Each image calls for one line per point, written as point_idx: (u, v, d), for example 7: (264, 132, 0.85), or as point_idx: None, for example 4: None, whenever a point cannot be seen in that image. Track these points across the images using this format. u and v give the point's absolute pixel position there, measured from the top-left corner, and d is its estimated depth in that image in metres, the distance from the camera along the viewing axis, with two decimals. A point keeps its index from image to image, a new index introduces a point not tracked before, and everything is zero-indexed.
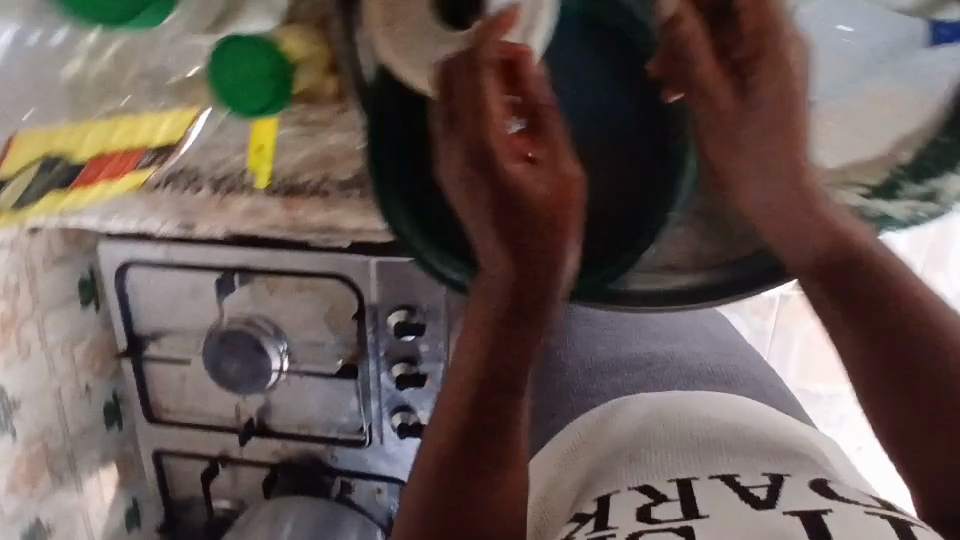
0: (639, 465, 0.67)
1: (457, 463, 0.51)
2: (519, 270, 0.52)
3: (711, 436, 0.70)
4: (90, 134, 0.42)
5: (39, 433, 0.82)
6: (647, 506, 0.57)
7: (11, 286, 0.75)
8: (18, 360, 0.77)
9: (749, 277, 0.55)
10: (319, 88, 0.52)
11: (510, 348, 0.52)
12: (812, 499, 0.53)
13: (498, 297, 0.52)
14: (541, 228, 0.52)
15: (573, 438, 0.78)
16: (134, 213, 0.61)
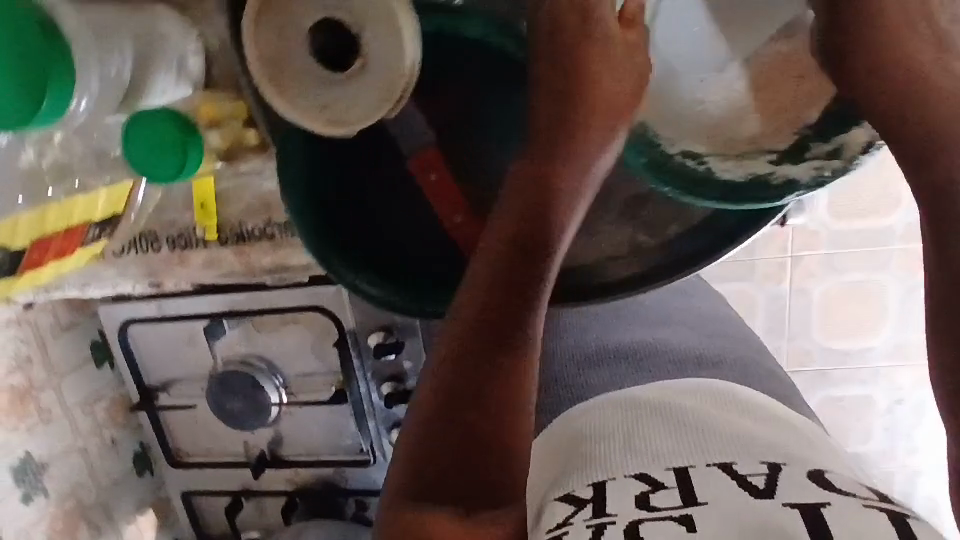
0: (654, 442, 0.54)
1: (440, 414, 0.45)
2: (527, 211, 0.48)
3: (740, 433, 0.55)
4: (22, 222, 0.46)
5: (70, 489, 0.89)
6: (643, 493, 0.47)
7: (23, 359, 0.82)
8: (40, 425, 0.84)
9: (682, 255, 0.57)
10: (242, 141, 0.56)
11: (521, 303, 0.46)
12: (807, 483, 0.45)
13: (511, 235, 0.47)
14: (549, 175, 0.49)
15: (560, 452, 0.58)
16: (106, 280, 0.65)
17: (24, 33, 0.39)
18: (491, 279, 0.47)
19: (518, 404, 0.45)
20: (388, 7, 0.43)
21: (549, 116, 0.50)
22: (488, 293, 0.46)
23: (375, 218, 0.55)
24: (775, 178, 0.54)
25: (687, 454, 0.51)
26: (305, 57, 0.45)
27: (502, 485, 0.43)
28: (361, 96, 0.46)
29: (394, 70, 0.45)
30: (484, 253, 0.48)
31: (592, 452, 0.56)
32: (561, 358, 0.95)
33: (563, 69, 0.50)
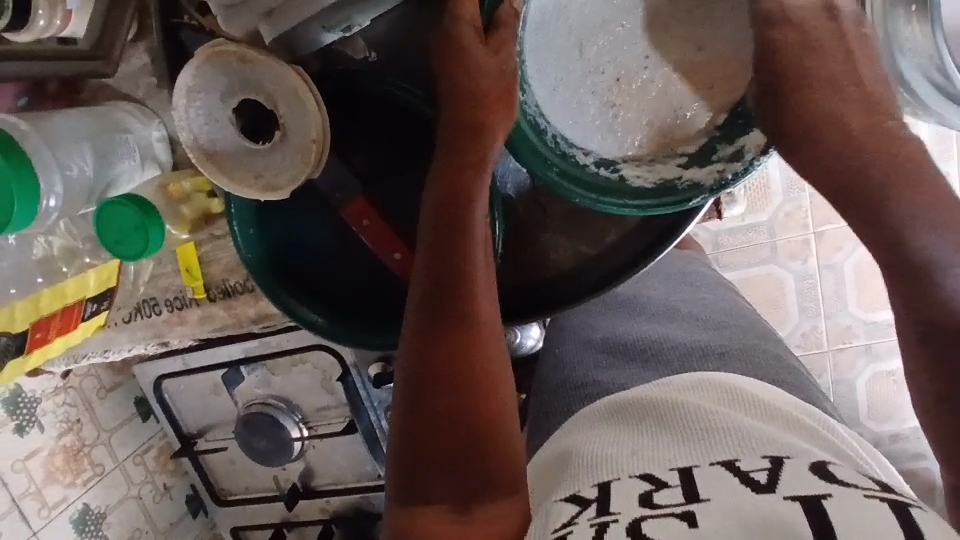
0: (653, 437, 0.49)
1: (414, 425, 0.50)
2: (449, 233, 0.52)
3: (738, 418, 0.49)
4: (18, 311, 0.55)
5: (130, 533, 0.98)
6: (649, 490, 0.42)
7: (74, 420, 0.92)
8: (95, 479, 0.94)
9: (617, 259, 0.60)
10: (211, 208, 0.63)
11: (458, 302, 0.52)
12: (812, 479, 0.39)
13: (437, 248, 0.53)
14: (462, 199, 0.53)
15: (552, 459, 0.53)
16: (121, 344, 0.73)
17: None
18: (426, 301, 0.52)
19: (481, 395, 0.51)
20: (292, 84, 0.49)
21: (454, 146, 0.53)
22: (427, 312, 0.52)
23: (319, 262, 0.59)
24: (681, 182, 0.57)
25: (691, 453, 0.46)
26: (230, 134, 0.52)
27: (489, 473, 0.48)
28: (288, 159, 0.52)
29: (309, 133, 0.51)
30: (420, 278, 0.53)
31: (592, 448, 0.50)
32: (565, 338, 0.85)
33: (465, 112, 0.52)
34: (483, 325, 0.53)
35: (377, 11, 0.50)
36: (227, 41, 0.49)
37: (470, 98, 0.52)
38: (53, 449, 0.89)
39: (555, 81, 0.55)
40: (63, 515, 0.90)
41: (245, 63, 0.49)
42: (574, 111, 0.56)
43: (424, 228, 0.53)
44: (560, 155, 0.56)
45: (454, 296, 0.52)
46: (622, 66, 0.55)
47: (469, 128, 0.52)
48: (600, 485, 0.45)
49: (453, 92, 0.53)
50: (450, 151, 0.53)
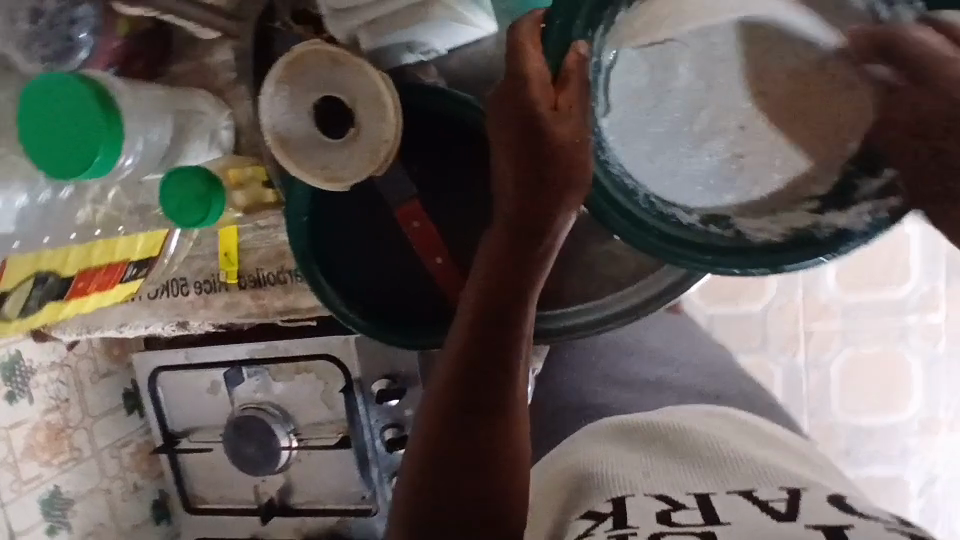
0: (662, 460, 0.51)
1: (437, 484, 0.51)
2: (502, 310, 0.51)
3: (746, 448, 0.52)
4: None
5: (92, 527, 0.94)
6: (665, 510, 0.44)
7: (62, 399, 0.91)
8: (71, 463, 0.92)
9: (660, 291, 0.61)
10: (262, 197, 0.65)
11: (497, 360, 0.51)
12: (827, 508, 0.42)
13: (484, 300, 0.51)
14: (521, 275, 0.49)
15: (556, 473, 0.55)
16: (140, 321, 0.75)
17: (93, 130, 0.50)
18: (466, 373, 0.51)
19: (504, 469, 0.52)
20: (375, 88, 0.54)
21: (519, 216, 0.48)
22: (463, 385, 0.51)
23: (358, 260, 0.61)
24: (822, 230, 0.46)
25: (704, 481, 0.47)
26: (304, 126, 0.55)
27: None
28: (355, 157, 0.56)
29: (382, 135, 0.55)
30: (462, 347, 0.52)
31: (601, 465, 0.52)
32: None
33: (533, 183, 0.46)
34: (517, 392, 0.53)
35: (454, 42, 0.57)
36: (334, 44, 0.53)
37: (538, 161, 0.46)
38: (37, 424, 0.87)
39: (647, 152, 0.48)
40: (32, 494, 0.87)
41: (336, 65, 0.53)
42: (671, 161, 0.48)
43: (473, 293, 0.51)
44: (656, 216, 0.48)
45: (491, 357, 0.51)
46: (714, 120, 0.47)
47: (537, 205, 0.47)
48: (616, 500, 0.46)
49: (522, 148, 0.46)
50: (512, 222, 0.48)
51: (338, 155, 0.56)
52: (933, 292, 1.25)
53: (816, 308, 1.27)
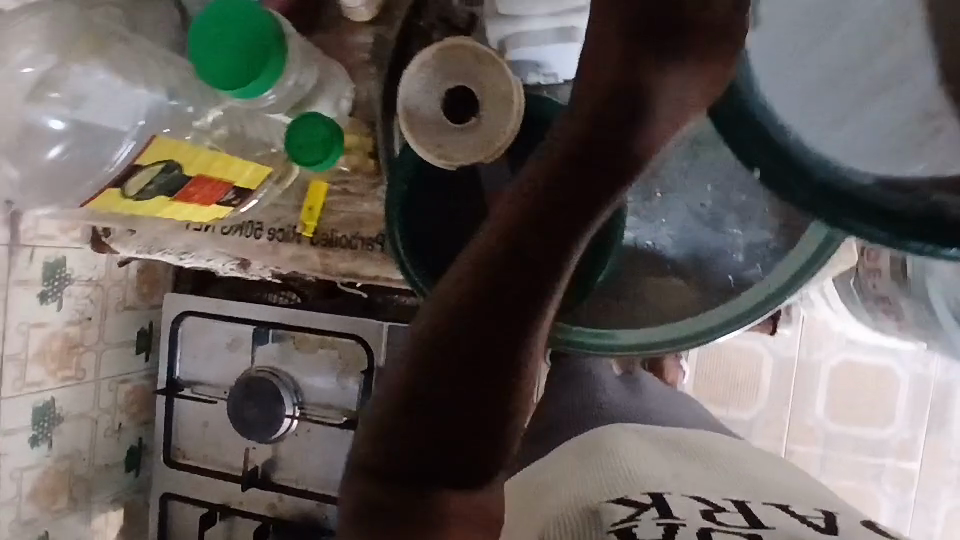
0: (682, 473, 0.58)
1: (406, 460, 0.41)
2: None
3: (743, 468, 0.61)
4: (201, 157, 0.60)
5: (69, 453, 0.92)
6: (709, 510, 0.49)
7: (85, 317, 0.92)
8: (73, 382, 0.91)
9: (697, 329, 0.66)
10: (362, 165, 0.72)
11: (530, 288, 0.40)
12: (866, 532, 0.48)
13: (528, 215, 0.41)
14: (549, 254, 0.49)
15: (578, 473, 0.60)
16: (204, 252, 0.78)
17: (264, 65, 0.56)
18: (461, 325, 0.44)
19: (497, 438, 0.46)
20: (507, 90, 0.61)
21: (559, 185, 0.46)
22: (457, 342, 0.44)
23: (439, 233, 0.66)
24: None
25: (729, 490, 0.55)
26: (431, 105, 0.62)
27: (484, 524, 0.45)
28: (470, 144, 0.62)
29: (499, 131, 0.61)
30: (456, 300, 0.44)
31: (629, 471, 0.58)
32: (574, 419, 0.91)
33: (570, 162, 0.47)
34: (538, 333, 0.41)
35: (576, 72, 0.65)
36: (485, 45, 0.60)
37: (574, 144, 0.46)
38: (56, 331, 0.88)
39: (804, 112, 0.45)
40: (28, 398, 0.86)
41: (478, 64, 0.60)
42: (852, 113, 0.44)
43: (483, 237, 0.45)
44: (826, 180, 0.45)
45: (524, 275, 0.40)
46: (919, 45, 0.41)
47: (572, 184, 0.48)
48: (655, 495, 0.52)
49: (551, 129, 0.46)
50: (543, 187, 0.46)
51: (455, 140, 0.62)
52: (913, 440, 1.30)
53: (802, 430, 1.32)
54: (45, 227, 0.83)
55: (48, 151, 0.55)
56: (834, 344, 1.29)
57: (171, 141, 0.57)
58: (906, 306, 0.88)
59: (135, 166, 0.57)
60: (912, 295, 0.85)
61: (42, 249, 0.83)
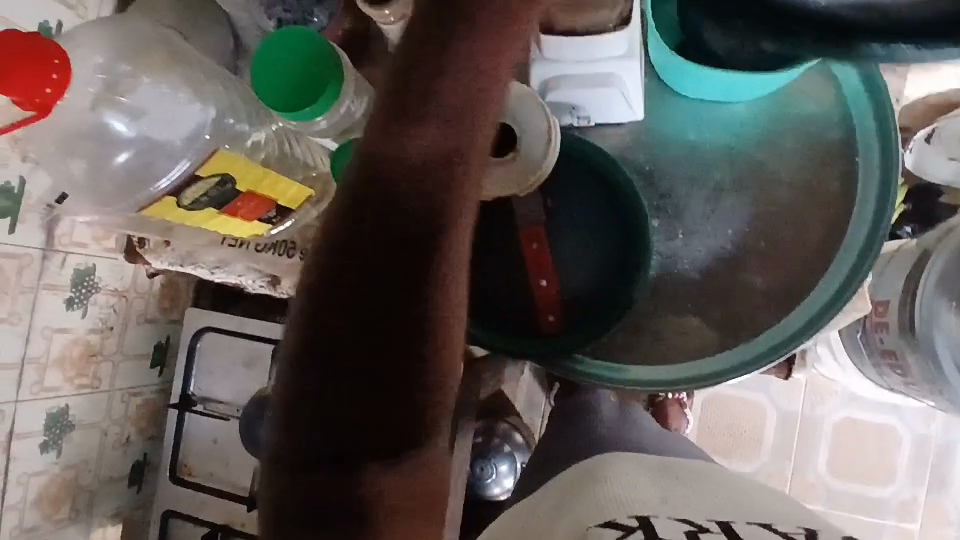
0: (672, 497, 0.61)
1: (321, 463, 0.44)
2: (405, 247, 0.43)
3: (733, 492, 0.64)
4: (252, 174, 0.63)
5: (77, 462, 0.92)
6: (693, 531, 0.52)
7: (106, 325, 0.93)
8: (88, 389, 0.91)
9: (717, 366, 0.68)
10: None
11: (330, 267, 0.42)
12: None
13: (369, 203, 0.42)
14: (446, 219, 0.43)
15: (574, 501, 0.64)
16: (236, 268, 0.83)
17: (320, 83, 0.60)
18: (349, 328, 0.42)
19: (429, 414, 0.45)
20: (544, 130, 0.64)
21: (424, 163, 0.42)
22: (350, 342, 0.43)
23: (471, 260, 0.66)
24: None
25: (715, 511, 0.57)
26: None
27: (429, 497, 0.47)
28: (505, 178, 0.65)
29: (535, 167, 0.64)
30: (331, 302, 0.42)
31: (621, 497, 0.61)
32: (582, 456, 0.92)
33: (427, 130, 0.42)
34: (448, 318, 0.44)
35: (608, 117, 0.69)
36: (527, 85, 0.64)
37: (421, 112, 0.41)
38: (77, 338, 0.89)
39: None
40: (44, 404, 0.86)
41: (519, 103, 0.64)
42: None
43: (354, 231, 0.42)
44: None
45: (347, 258, 0.42)
46: None
47: (449, 148, 0.42)
48: (639, 517, 0.55)
49: (398, 97, 0.41)
50: (411, 168, 0.42)
51: (491, 173, 0.65)
52: (913, 500, 1.30)
53: (804, 484, 1.32)
54: (79, 235, 0.86)
55: (114, 157, 0.60)
56: (837, 400, 1.31)
57: (231, 156, 0.60)
58: (913, 361, 0.90)
59: (193, 178, 0.59)
60: (920, 350, 0.88)
61: (74, 256, 0.86)
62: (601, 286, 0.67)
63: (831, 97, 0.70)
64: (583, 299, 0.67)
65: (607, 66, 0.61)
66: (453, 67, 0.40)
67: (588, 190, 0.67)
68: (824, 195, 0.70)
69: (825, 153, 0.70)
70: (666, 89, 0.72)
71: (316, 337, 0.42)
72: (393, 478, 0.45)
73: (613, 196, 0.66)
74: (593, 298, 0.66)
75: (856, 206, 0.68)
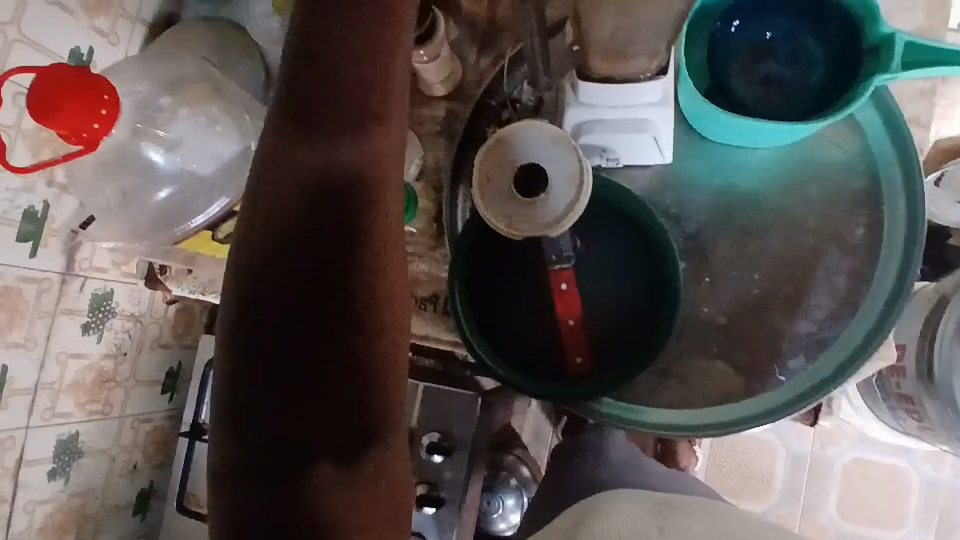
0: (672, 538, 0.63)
1: (266, 453, 0.47)
2: (330, 262, 0.47)
3: (729, 527, 0.66)
4: None
5: (84, 489, 0.90)
6: None
7: (120, 351, 0.92)
8: (99, 415, 0.90)
9: (738, 414, 0.69)
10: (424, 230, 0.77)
11: (266, 276, 0.47)
12: None
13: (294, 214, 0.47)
14: (370, 227, 0.47)
15: None
16: None
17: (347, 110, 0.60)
18: (283, 338, 0.47)
19: (370, 394, 0.48)
20: (575, 171, 0.64)
21: (343, 186, 0.47)
22: (284, 352, 0.47)
23: (496, 299, 0.68)
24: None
25: None
26: (504, 176, 0.65)
27: (390, 493, 0.49)
28: (536, 218, 0.65)
29: (568, 207, 0.64)
30: (265, 318, 0.47)
31: None
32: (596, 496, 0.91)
33: (342, 157, 0.47)
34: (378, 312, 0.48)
35: (637, 159, 0.70)
36: (563, 128, 0.65)
37: (334, 144, 0.47)
38: (92, 363, 0.88)
39: None
40: (55, 430, 0.84)
41: (552, 143, 0.65)
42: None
43: (283, 255, 0.47)
44: None
45: (280, 265, 0.47)
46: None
47: (361, 165, 0.47)
48: None
49: (310, 134, 0.47)
50: (331, 190, 0.47)
51: (522, 213, 0.65)
52: None
53: (814, 526, 1.31)
54: (99, 260, 0.85)
55: (157, 193, 0.66)
56: (847, 441, 1.30)
57: None
58: (932, 408, 0.90)
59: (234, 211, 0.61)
60: (939, 397, 0.88)
61: (93, 281, 0.85)
62: (628, 328, 0.66)
63: (858, 143, 0.71)
64: (609, 344, 0.66)
65: (642, 112, 0.62)
66: (343, 97, 0.46)
67: (613, 232, 0.67)
68: (850, 244, 0.70)
69: (854, 202, 0.71)
70: (696, 134, 0.72)
71: (254, 353, 0.47)
72: (347, 477, 0.47)
73: (641, 238, 0.67)
74: (620, 339, 0.66)
75: (882, 257, 0.69)
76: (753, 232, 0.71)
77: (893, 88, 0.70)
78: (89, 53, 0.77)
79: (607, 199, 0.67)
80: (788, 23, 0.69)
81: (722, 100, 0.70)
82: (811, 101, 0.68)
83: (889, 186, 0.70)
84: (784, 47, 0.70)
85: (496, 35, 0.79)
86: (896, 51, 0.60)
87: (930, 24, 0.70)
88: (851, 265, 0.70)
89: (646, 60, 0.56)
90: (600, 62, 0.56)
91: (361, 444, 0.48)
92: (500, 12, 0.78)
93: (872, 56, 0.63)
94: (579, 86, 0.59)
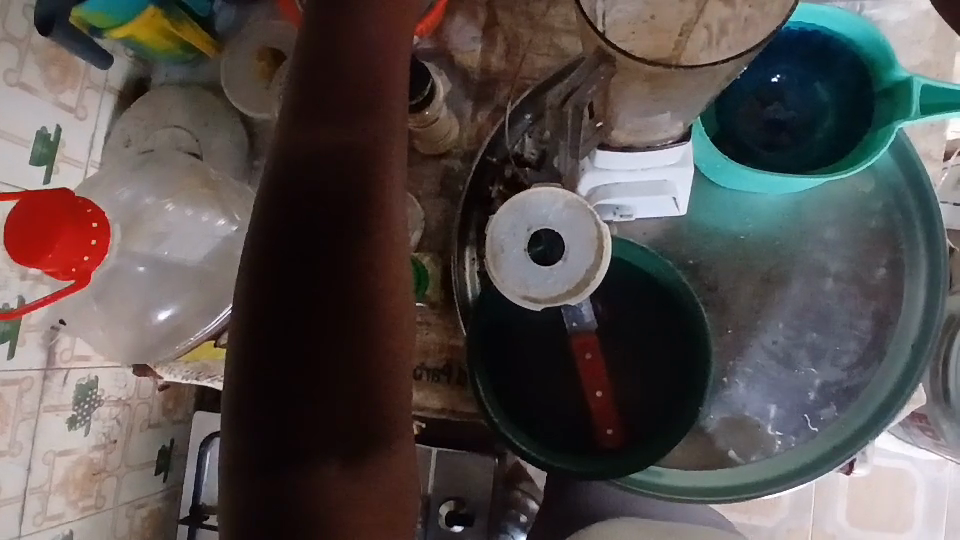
0: None
1: (280, 477, 0.35)
2: (337, 217, 0.38)
3: None
4: None
5: None
6: None
7: (109, 439, 0.86)
8: (92, 509, 0.84)
9: (763, 478, 0.67)
10: (430, 298, 0.73)
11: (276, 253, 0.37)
12: None
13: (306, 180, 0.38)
14: (369, 177, 0.39)
15: None
16: None
17: None
18: (270, 310, 0.37)
19: (391, 402, 0.38)
20: (591, 234, 0.61)
21: (338, 138, 0.39)
22: (275, 319, 0.37)
23: (512, 368, 0.66)
24: None
25: None
26: (518, 245, 0.61)
27: (404, 503, 0.39)
28: (553, 289, 0.61)
29: (585, 274, 0.61)
30: (252, 284, 0.37)
31: None
32: None
33: (337, 124, 0.40)
34: (402, 294, 0.39)
35: (651, 214, 0.67)
36: (577, 192, 0.61)
37: (328, 105, 0.40)
38: (81, 457, 0.82)
39: None
40: (49, 533, 0.78)
41: (565, 206, 0.61)
42: None
43: (270, 211, 0.38)
44: None
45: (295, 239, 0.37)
46: None
47: (356, 121, 0.40)
48: None
49: (301, 107, 0.40)
50: (321, 144, 0.39)
51: (539, 284, 0.61)
52: None
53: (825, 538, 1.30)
54: (81, 348, 0.80)
55: (157, 315, 0.62)
56: None
57: None
58: (948, 429, 0.89)
59: None
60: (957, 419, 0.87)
61: (77, 370, 0.80)
62: (657, 392, 0.65)
63: (872, 182, 0.70)
64: (638, 408, 0.65)
65: (659, 173, 0.60)
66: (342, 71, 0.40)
67: (629, 291, 0.66)
68: (873, 285, 0.69)
69: (872, 244, 0.69)
70: (709, 182, 0.70)
71: (239, 336, 0.37)
72: (360, 488, 0.37)
73: (661, 299, 0.66)
74: (651, 405, 0.64)
75: (905, 299, 0.68)
76: (774, 281, 0.69)
77: (906, 128, 0.69)
78: (56, 132, 0.69)
79: (620, 260, 0.65)
80: (796, 67, 0.68)
81: (732, 147, 0.67)
82: (829, 146, 0.66)
83: (905, 225, 0.69)
84: (794, 92, 0.68)
85: (492, 87, 0.75)
86: (913, 95, 0.58)
87: (936, 58, 0.71)
88: (874, 308, 0.69)
89: (667, 127, 0.56)
90: (623, 132, 0.56)
91: (381, 459, 0.37)
92: (493, 63, 0.75)
93: (886, 98, 0.62)
94: (597, 153, 0.57)
